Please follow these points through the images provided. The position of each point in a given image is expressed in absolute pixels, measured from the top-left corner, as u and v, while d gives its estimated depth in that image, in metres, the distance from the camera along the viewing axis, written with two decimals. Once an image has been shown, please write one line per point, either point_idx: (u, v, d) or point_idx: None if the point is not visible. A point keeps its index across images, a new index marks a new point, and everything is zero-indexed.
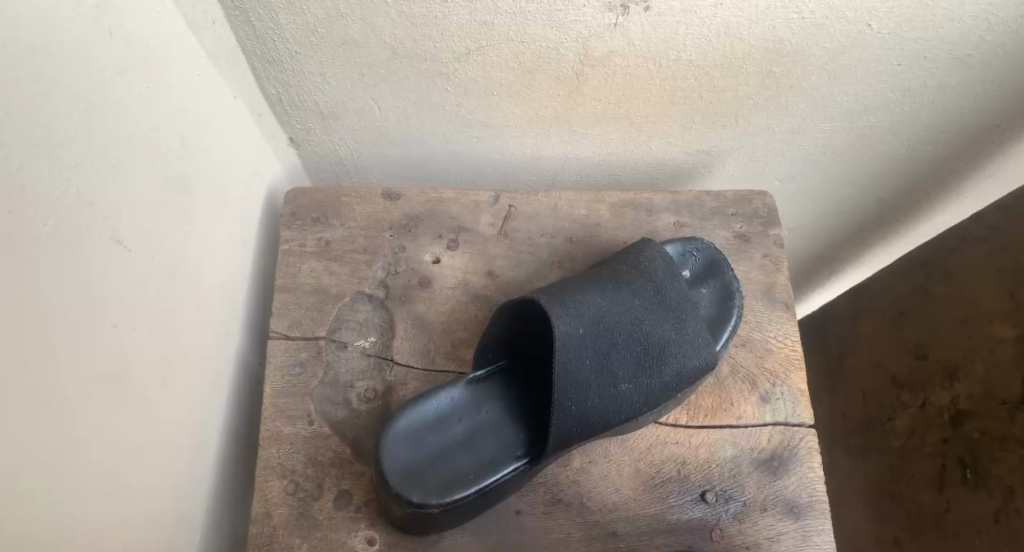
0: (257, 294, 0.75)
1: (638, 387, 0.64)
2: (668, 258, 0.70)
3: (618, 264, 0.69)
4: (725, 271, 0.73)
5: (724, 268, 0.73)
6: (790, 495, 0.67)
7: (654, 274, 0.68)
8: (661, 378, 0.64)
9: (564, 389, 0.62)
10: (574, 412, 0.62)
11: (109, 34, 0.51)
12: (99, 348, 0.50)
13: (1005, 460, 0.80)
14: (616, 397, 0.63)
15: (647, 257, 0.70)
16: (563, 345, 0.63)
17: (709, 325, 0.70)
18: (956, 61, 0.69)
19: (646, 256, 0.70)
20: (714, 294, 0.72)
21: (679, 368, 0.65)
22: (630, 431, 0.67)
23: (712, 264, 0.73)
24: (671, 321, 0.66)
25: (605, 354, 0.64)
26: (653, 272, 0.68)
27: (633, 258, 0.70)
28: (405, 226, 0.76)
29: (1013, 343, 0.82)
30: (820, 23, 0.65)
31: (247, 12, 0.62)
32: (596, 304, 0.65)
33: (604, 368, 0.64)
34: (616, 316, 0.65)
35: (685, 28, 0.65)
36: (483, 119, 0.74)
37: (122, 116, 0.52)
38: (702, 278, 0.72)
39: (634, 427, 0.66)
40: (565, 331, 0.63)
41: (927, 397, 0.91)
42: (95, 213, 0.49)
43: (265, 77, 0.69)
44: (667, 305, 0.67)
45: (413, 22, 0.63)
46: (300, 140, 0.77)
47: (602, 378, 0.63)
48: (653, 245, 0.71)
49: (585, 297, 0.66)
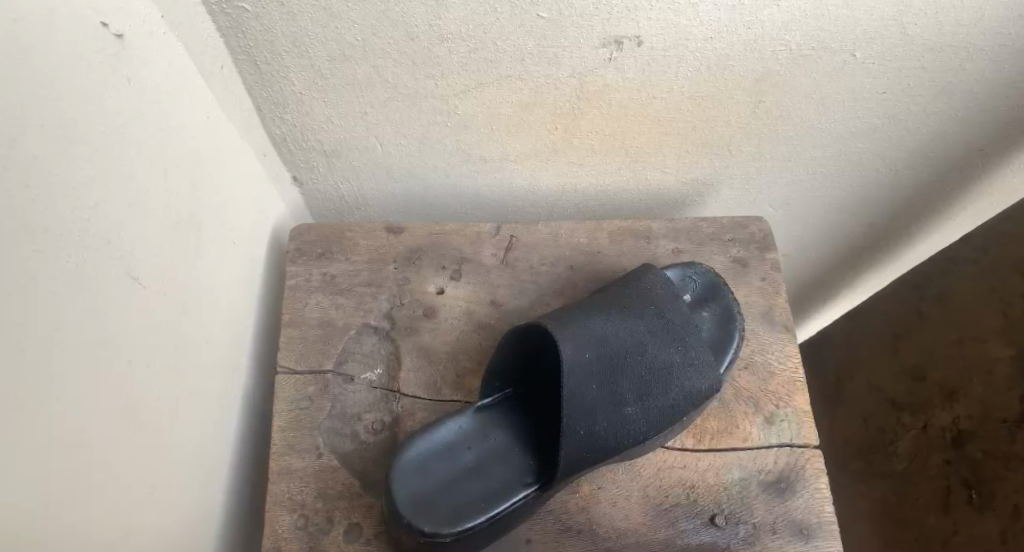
0: (263, 329, 0.75)
1: (644, 411, 0.64)
2: (668, 282, 0.71)
3: (620, 290, 0.70)
4: (724, 294, 0.74)
5: (723, 292, 0.74)
6: (798, 516, 0.67)
7: (655, 299, 0.69)
8: (671, 399, 0.65)
9: (579, 414, 0.63)
10: (589, 437, 0.63)
11: (126, 80, 0.53)
12: (115, 384, 0.50)
13: (1011, 479, 0.80)
14: (623, 422, 0.64)
15: (648, 283, 0.71)
16: (572, 368, 0.64)
17: (712, 347, 0.71)
18: (939, 89, 0.72)
19: (647, 281, 0.71)
20: (714, 317, 0.73)
21: (684, 389, 0.65)
22: (645, 452, 0.67)
23: (710, 288, 0.74)
24: (674, 344, 0.67)
25: (616, 375, 0.65)
26: (654, 296, 0.69)
27: (635, 283, 0.71)
28: (408, 259, 0.77)
29: (1009, 361, 0.83)
30: (809, 54, 0.67)
31: (254, 56, 0.64)
32: (599, 330, 0.66)
33: (615, 390, 0.64)
34: (624, 338, 0.66)
35: (679, 62, 0.67)
36: (483, 154, 0.76)
37: (139, 159, 0.54)
38: (703, 301, 0.74)
39: (642, 451, 0.66)
40: (572, 357, 0.64)
41: (928, 419, 0.92)
42: (111, 251, 0.50)
43: (269, 117, 0.71)
44: (671, 326, 0.68)
45: (415, 62, 0.65)
46: (303, 179, 0.79)
47: (609, 402, 0.64)
48: (653, 269, 0.72)
49: (589, 323, 0.67)
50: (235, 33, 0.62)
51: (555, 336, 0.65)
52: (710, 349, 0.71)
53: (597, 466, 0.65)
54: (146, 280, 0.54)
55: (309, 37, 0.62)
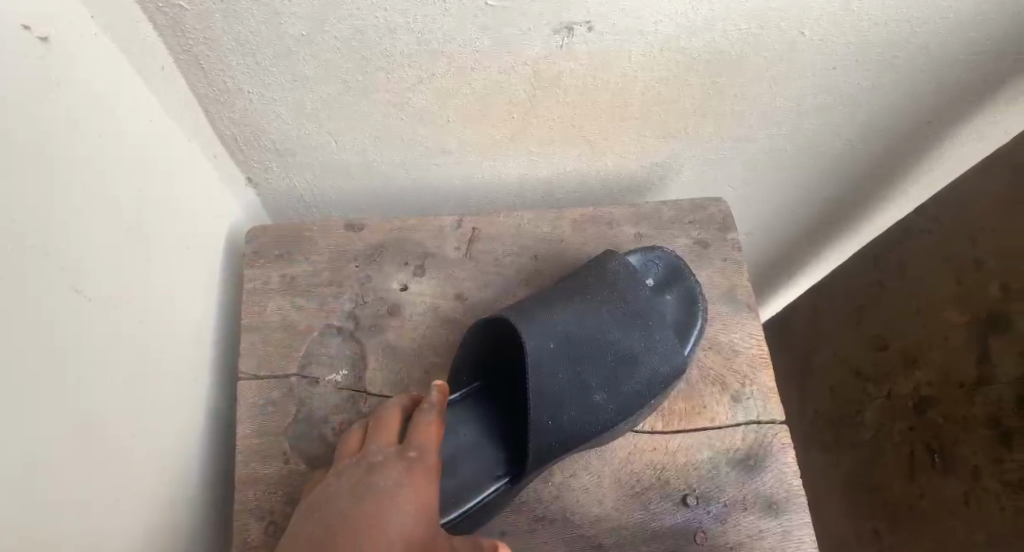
0: (223, 335, 0.74)
1: (612, 399, 0.65)
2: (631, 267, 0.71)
3: (584, 277, 0.70)
4: (687, 278, 0.74)
5: (686, 275, 0.75)
6: (768, 491, 0.68)
7: (618, 286, 0.69)
8: (635, 385, 0.66)
9: (543, 404, 0.63)
10: (555, 427, 0.63)
11: (56, 86, 0.51)
12: (67, 404, 0.49)
13: (970, 441, 0.84)
14: (591, 410, 0.64)
15: (611, 269, 0.70)
16: (536, 357, 0.64)
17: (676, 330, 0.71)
18: (886, 63, 0.72)
19: (610, 267, 0.70)
20: (678, 300, 0.73)
21: (649, 374, 0.66)
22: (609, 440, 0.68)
23: (673, 272, 0.74)
24: (638, 330, 0.67)
25: (580, 363, 0.65)
26: (617, 283, 0.69)
27: (598, 270, 0.71)
28: (369, 256, 0.77)
29: (964, 327, 0.87)
30: (757, 33, 0.67)
31: (195, 54, 0.62)
32: (564, 320, 0.66)
33: (580, 379, 0.65)
34: (588, 325, 0.67)
35: (630, 45, 0.67)
36: (440, 146, 0.75)
37: (78, 169, 0.52)
38: (666, 286, 0.74)
39: (614, 439, 0.67)
40: (537, 348, 0.64)
41: (891, 388, 0.96)
42: (54, 264, 0.49)
43: (218, 118, 0.69)
44: (636, 312, 0.68)
45: (365, 55, 0.64)
46: (258, 179, 0.77)
47: (576, 392, 0.64)
48: (616, 255, 0.72)
49: (553, 314, 0.66)
50: (174, 32, 0.60)
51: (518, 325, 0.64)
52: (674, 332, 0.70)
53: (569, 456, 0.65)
54: (93, 293, 0.53)
55: (254, 34, 0.61)
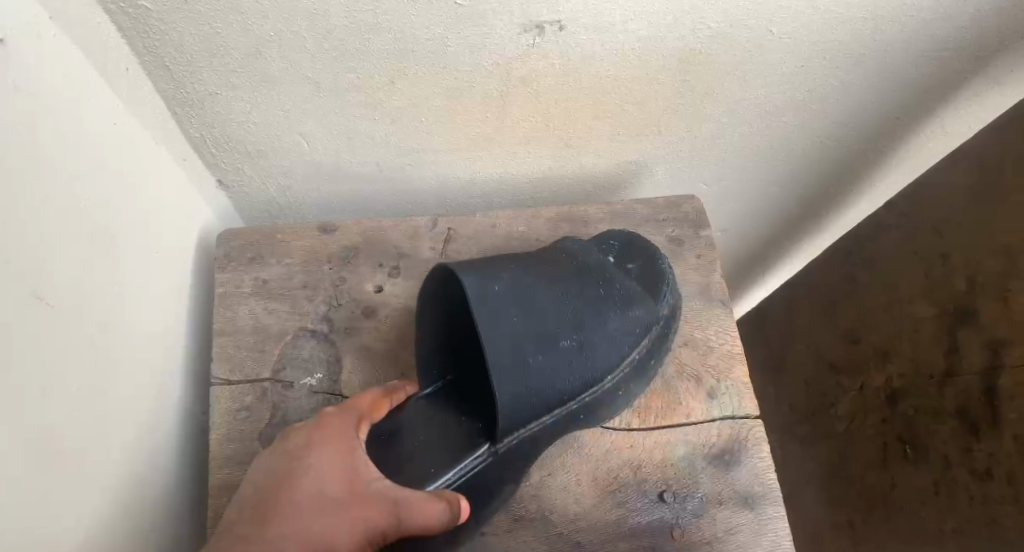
0: (196, 341, 0.73)
1: (574, 367, 0.63)
2: (590, 249, 0.70)
3: (543, 254, 0.68)
4: (651, 249, 0.72)
5: (650, 247, 0.73)
6: (744, 485, 0.69)
7: (578, 262, 0.68)
8: (598, 341, 0.65)
9: (520, 369, 0.61)
10: (537, 393, 0.62)
11: (14, 89, 0.50)
12: (32, 413, 0.49)
13: (940, 433, 0.85)
14: (554, 378, 0.63)
15: (568, 250, 0.69)
16: (493, 318, 0.61)
17: (644, 287, 0.69)
18: (854, 61, 0.73)
19: (568, 249, 0.70)
20: (642, 270, 0.71)
21: (610, 331, 0.65)
22: (610, 414, 0.67)
23: (634, 246, 0.73)
24: (602, 301, 0.66)
25: (537, 322, 0.63)
26: (577, 259, 0.68)
27: (556, 249, 0.70)
28: (344, 259, 0.76)
29: (935, 319, 0.87)
30: (726, 31, 0.68)
31: (162, 56, 0.61)
32: (526, 283, 0.64)
33: (544, 337, 0.63)
34: (533, 282, 0.64)
35: (602, 44, 0.67)
36: (413, 146, 0.75)
37: (38, 175, 0.51)
38: (628, 257, 0.72)
39: (585, 410, 0.65)
40: (500, 307, 0.62)
41: (864, 381, 0.97)
42: (15, 271, 0.48)
43: (187, 120, 0.68)
44: (597, 280, 0.67)
45: (336, 56, 0.64)
46: (229, 181, 0.76)
47: (542, 357, 0.62)
48: (572, 241, 0.71)
49: (515, 276, 0.64)
50: (139, 33, 0.59)
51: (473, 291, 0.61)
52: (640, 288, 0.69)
53: (545, 421, 0.63)
54: (56, 299, 0.52)
55: (220, 35, 0.60)
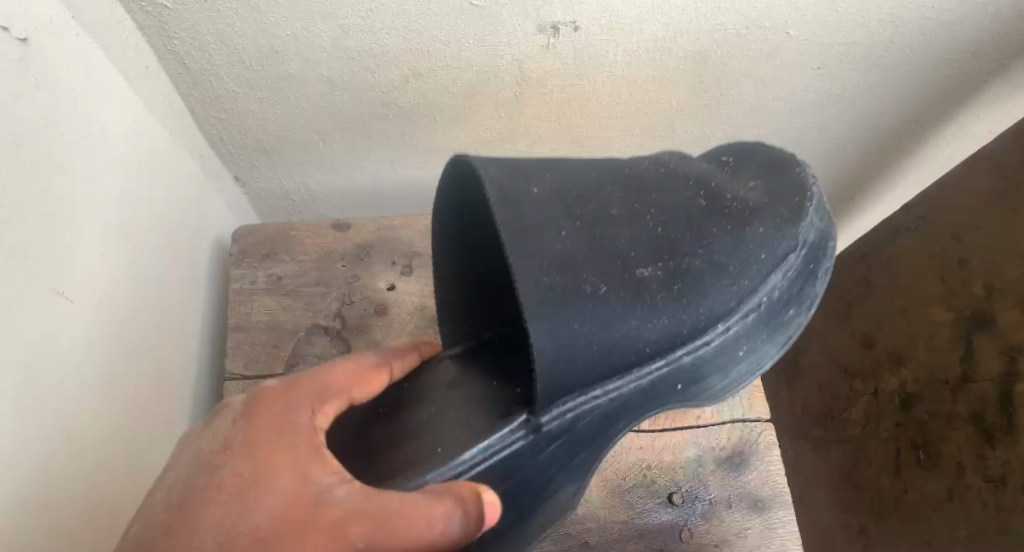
0: (211, 336, 0.74)
1: (653, 316, 0.50)
2: (694, 162, 0.58)
3: (644, 170, 0.54)
4: (792, 170, 0.57)
5: (791, 168, 0.57)
6: (754, 488, 0.68)
7: (687, 178, 0.55)
8: (697, 277, 0.51)
9: (572, 306, 0.47)
10: (592, 342, 0.48)
11: (35, 87, 0.51)
12: (51, 405, 0.50)
13: (954, 438, 0.85)
14: (625, 335, 0.49)
15: (674, 165, 0.56)
16: (534, 229, 0.49)
17: (770, 195, 0.55)
18: (871, 63, 0.72)
19: (674, 163, 0.56)
20: (772, 186, 0.56)
21: (714, 257, 0.52)
22: (710, 392, 0.54)
23: (772, 165, 0.58)
24: (711, 223, 0.53)
25: (605, 246, 0.50)
26: (681, 176, 0.55)
27: (661, 163, 0.56)
28: (356, 256, 0.76)
29: (949, 324, 0.87)
30: (741, 33, 0.67)
31: (181, 55, 0.62)
32: (601, 210, 0.51)
33: (613, 271, 0.50)
34: (605, 195, 0.52)
35: (616, 46, 0.67)
36: (427, 146, 0.76)
37: (59, 172, 0.52)
38: (762, 175, 0.58)
39: (665, 380, 0.51)
40: (554, 228, 0.49)
41: (877, 385, 0.97)
42: (33, 267, 0.49)
43: (204, 118, 0.69)
44: (712, 204, 0.53)
45: (350, 55, 0.64)
46: (246, 178, 0.78)
47: (611, 305, 0.49)
48: (675, 154, 0.59)
49: (585, 197, 0.51)
50: (158, 30, 0.60)
51: (498, 192, 0.49)
52: (763, 197, 0.55)
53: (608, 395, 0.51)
54: (75, 294, 0.53)
55: (237, 33, 0.61)
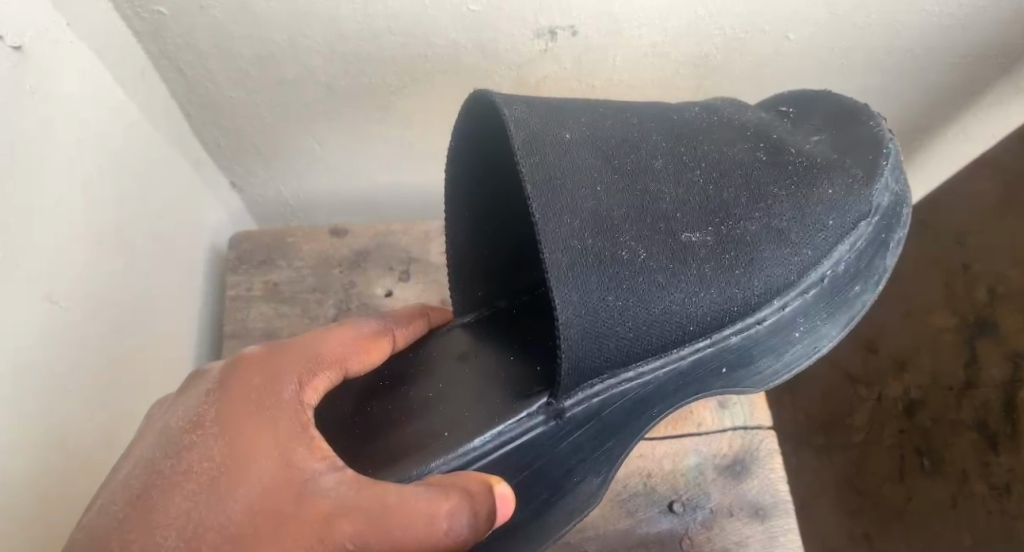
0: (207, 343, 0.74)
1: (703, 288, 0.49)
2: (753, 114, 0.59)
3: (706, 126, 0.56)
4: (863, 121, 0.58)
5: (862, 119, 0.58)
6: (755, 496, 0.67)
7: (744, 132, 0.56)
8: (753, 243, 0.50)
9: (607, 269, 0.47)
10: (627, 319, 0.47)
11: (30, 95, 0.50)
12: (45, 413, 0.49)
13: (960, 444, 0.89)
14: (670, 308, 0.48)
15: (731, 117, 0.57)
16: (566, 175, 0.49)
17: (839, 152, 0.56)
18: (873, 66, 0.72)
19: (731, 113, 0.58)
20: (830, 141, 0.58)
21: (774, 222, 0.51)
22: (760, 377, 0.53)
23: (844, 113, 0.60)
24: (778, 178, 0.52)
25: (649, 205, 0.50)
26: (736, 129, 0.56)
27: (719, 115, 0.58)
28: (354, 262, 0.76)
29: (954, 330, 0.92)
30: (742, 37, 0.67)
31: (177, 60, 0.62)
32: (650, 159, 0.52)
33: (657, 235, 0.49)
34: (650, 149, 0.53)
35: (615, 51, 0.66)
36: (425, 150, 0.75)
37: (53, 178, 0.52)
38: (827, 127, 0.59)
39: (712, 353, 0.51)
40: (595, 184, 0.50)
41: (881, 391, 0.94)
42: (26, 275, 0.48)
43: (201, 124, 0.69)
44: (778, 161, 0.53)
45: (347, 60, 0.64)
46: (243, 184, 0.77)
47: (663, 270, 0.48)
48: (734, 103, 0.60)
49: (637, 150, 0.52)
50: (155, 37, 0.60)
51: (526, 139, 0.50)
52: (833, 153, 0.56)
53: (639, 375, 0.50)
54: (68, 302, 0.52)
55: (234, 38, 0.60)
